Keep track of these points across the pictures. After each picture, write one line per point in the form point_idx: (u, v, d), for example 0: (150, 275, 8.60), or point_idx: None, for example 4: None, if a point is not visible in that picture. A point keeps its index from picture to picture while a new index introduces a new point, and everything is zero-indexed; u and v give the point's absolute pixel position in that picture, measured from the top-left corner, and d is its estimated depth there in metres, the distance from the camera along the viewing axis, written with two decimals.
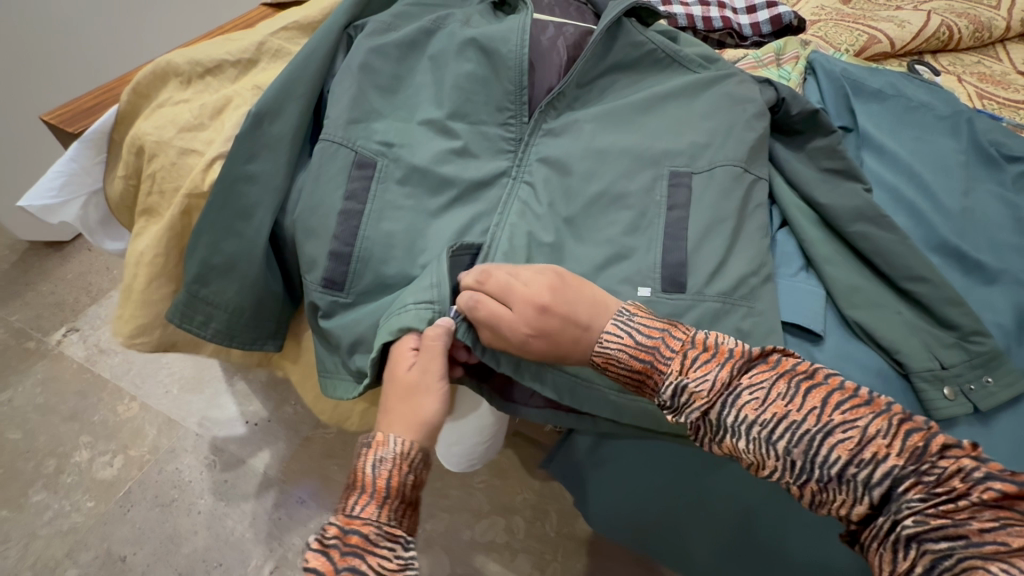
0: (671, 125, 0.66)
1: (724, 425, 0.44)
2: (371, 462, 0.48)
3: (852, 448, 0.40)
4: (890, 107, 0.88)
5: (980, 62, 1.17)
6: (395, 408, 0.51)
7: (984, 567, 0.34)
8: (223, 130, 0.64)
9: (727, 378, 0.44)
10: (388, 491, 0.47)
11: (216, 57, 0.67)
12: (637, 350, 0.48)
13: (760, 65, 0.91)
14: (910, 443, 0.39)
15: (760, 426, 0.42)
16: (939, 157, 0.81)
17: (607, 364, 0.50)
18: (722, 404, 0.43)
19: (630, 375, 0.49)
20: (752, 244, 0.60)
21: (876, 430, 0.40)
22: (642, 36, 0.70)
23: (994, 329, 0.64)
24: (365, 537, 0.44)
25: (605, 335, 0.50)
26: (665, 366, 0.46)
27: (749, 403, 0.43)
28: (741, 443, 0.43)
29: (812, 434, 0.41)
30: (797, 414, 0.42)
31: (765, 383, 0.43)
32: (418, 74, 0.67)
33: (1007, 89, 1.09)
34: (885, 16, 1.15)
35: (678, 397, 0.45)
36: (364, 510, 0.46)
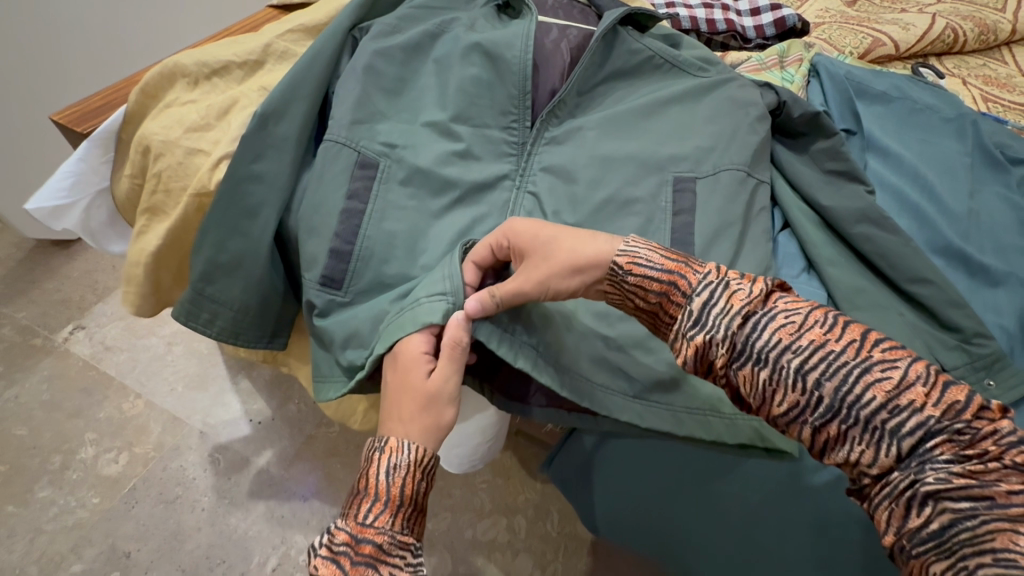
0: (675, 129, 0.66)
1: (752, 347, 0.41)
2: (382, 469, 0.47)
3: (889, 389, 0.37)
4: (894, 110, 0.88)
5: (986, 65, 1.16)
6: (409, 412, 0.50)
7: (1010, 530, 0.33)
8: (229, 131, 0.65)
9: (761, 301, 0.42)
10: (400, 501, 0.46)
11: (223, 58, 0.68)
12: (667, 255, 0.47)
13: (763, 67, 0.91)
14: (948, 393, 0.37)
15: (793, 351, 0.40)
16: (943, 159, 0.81)
17: (631, 271, 0.47)
18: (756, 322, 0.41)
19: (656, 285, 0.46)
20: (756, 248, 0.60)
21: (917, 374, 0.38)
22: (639, 44, 0.71)
23: (997, 331, 0.64)
24: (378, 547, 0.44)
25: (631, 239, 0.49)
26: (695, 283, 0.44)
27: (782, 327, 0.41)
28: (766, 368, 0.40)
29: (848, 368, 0.38)
30: (836, 345, 0.39)
31: (802, 311, 0.41)
32: (422, 77, 0.68)
33: (1012, 92, 1.08)
34: (890, 19, 1.15)
35: (709, 307, 0.43)
36: (375, 519, 0.45)
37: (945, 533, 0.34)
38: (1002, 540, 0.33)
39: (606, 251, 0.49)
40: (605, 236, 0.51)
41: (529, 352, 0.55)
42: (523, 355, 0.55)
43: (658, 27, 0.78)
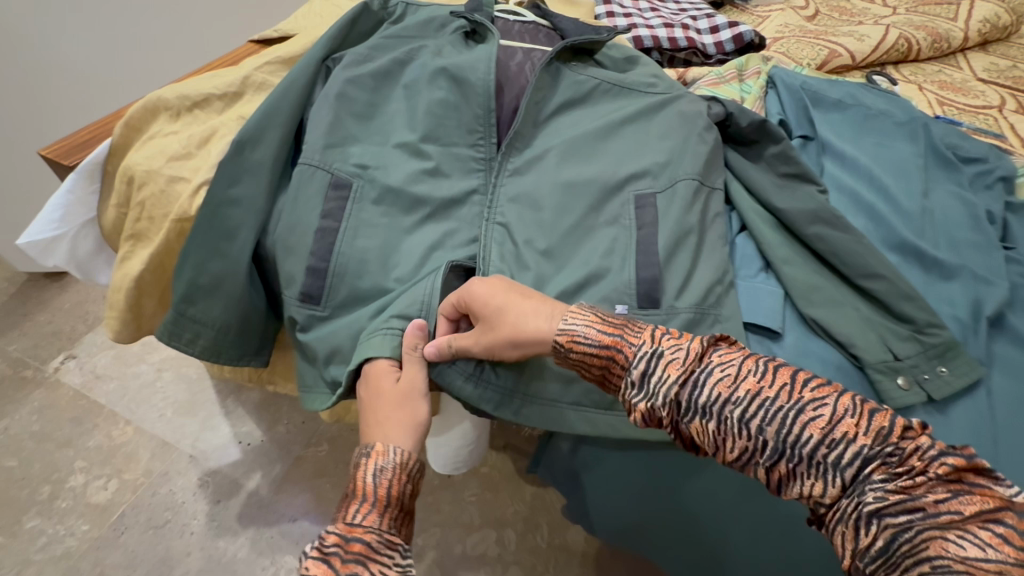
0: (632, 146, 0.70)
1: (695, 406, 0.44)
2: (371, 471, 0.49)
3: (822, 426, 0.40)
4: (850, 116, 0.93)
5: (941, 72, 1.22)
6: (385, 419, 0.54)
7: (942, 537, 0.35)
8: (209, 159, 0.68)
9: (697, 358, 0.45)
10: (388, 501, 0.48)
11: (204, 91, 0.72)
12: (605, 326, 0.49)
13: (722, 80, 0.95)
14: (874, 421, 0.40)
15: (733, 404, 0.42)
16: (896, 160, 0.85)
17: (570, 347, 0.50)
18: (694, 382, 0.44)
19: (598, 355, 0.49)
20: (716, 254, 0.63)
21: (842, 407, 0.41)
22: (584, 75, 0.76)
23: (952, 322, 0.65)
24: (374, 541, 0.45)
25: (570, 313, 0.51)
26: (635, 347, 0.47)
27: (721, 381, 0.44)
28: (711, 422, 0.43)
29: (783, 412, 0.41)
30: (768, 392, 0.42)
31: (735, 362, 0.44)
32: (392, 102, 0.72)
33: (966, 96, 1.13)
34: (846, 31, 1.20)
35: (648, 371, 0.46)
36: (370, 516, 0.47)
37: (890, 549, 0.36)
38: (936, 548, 0.34)
39: (548, 329, 0.52)
40: (550, 312, 0.53)
41: (499, 388, 0.59)
42: (493, 393, 0.59)
43: (615, 47, 0.83)
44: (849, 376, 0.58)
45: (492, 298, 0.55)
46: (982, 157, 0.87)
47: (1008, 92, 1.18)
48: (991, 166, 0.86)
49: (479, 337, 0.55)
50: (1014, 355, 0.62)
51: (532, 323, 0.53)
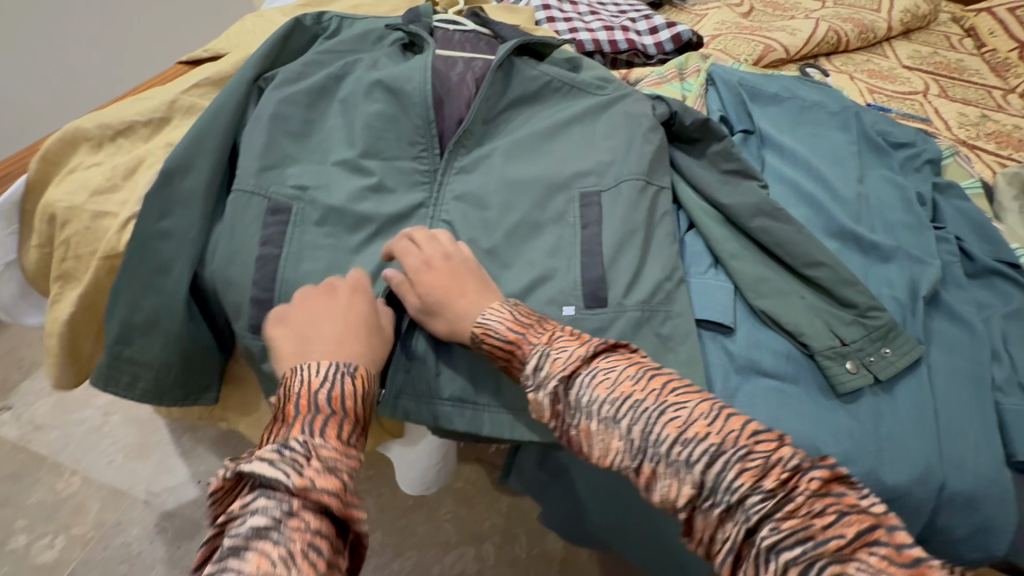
0: (578, 146, 0.70)
1: (579, 405, 0.47)
2: (348, 390, 0.48)
3: (678, 424, 0.43)
4: (786, 108, 0.96)
5: (869, 61, 1.28)
6: (325, 345, 0.52)
7: (840, 569, 0.34)
8: (137, 190, 0.64)
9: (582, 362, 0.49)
10: (324, 415, 0.45)
11: (127, 119, 0.68)
12: (514, 323, 0.53)
13: (664, 80, 0.96)
14: (737, 429, 0.42)
15: (609, 403, 0.46)
16: (830, 150, 0.89)
17: (483, 339, 0.54)
18: (579, 384, 0.48)
19: (503, 348, 0.53)
20: (663, 248, 0.62)
21: (706, 410, 0.44)
22: (535, 70, 0.75)
23: (891, 303, 0.67)
24: (353, 464, 0.44)
25: (490, 309, 0.55)
26: (528, 349, 0.51)
27: (602, 383, 0.47)
28: (589, 420, 0.47)
29: (650, 412, 0.44)
30: (638, 393, 0.45)
31: (617, 367, 0.48)
32: (329, 119, 0.69)
33: (893, 83, 1.19)
34: (779, 26, 1.25)
35: (540, 372, 0.50)
36: (347, 436, 0.45)
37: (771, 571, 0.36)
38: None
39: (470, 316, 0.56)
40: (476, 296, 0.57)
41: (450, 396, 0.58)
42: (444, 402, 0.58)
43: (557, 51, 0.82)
44: (799, 363, 0.60)
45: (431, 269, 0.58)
46: (909, 142, 0.91)
47: (931, 79, 1.25)
48: (918, 150, 0.90)
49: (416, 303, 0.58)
50: (949, 331, 0.65)
51: (462, 294, 0.57)
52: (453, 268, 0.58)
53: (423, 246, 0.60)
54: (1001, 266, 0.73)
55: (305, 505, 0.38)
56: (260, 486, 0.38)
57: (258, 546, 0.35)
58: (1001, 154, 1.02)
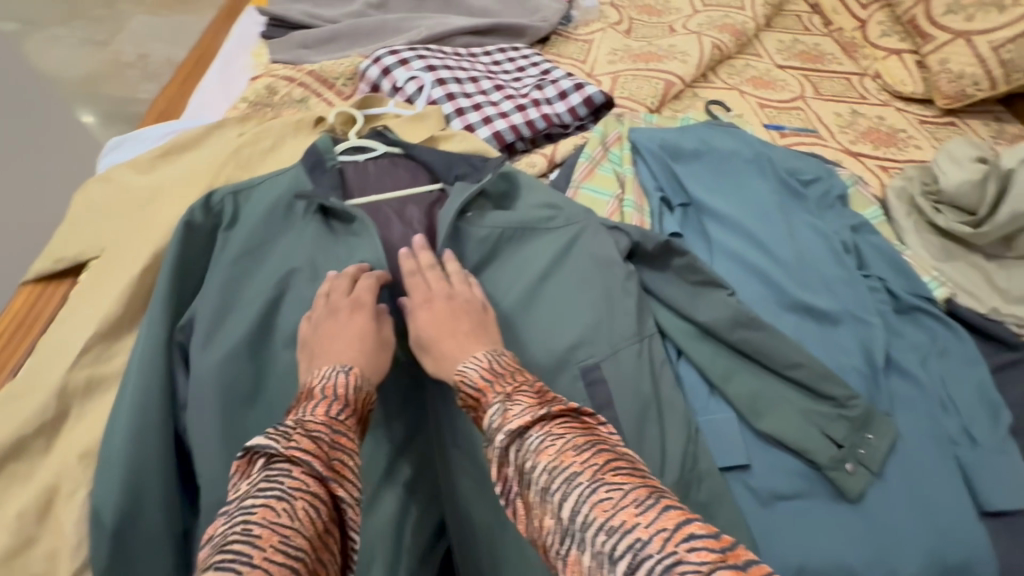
0: (557, 308, 0.66)
1: (524, 473, 0.44)
2: (346, 382, 0.50)
3: (608, 509, 0.39)
4: (708, 162, 0.98)
5: (749, 65, 1.35)
6: (340, 334, 0.56)
7: None
8: (68, 534, 0.51)
9: (534, 424, 0.46)
10: (341, 400, 0.49)
11: (9, 437, 0.52)
12: (486, 376, 0.53)
13: (594, 164, 0.92)
14: (673, 534, 0.36)
15: (547, 476, 0.43)
16: (759, 204, 0.93)
17: (460, 386, 0.53)
18: (526, 450, 0.45)
19: (474, 396, 0.52)
20: (674, 410, 0.63)
21: (643, 495, 0.40)
22: (484, 229, 0.71)
23: (854, 374, 0.75)
24: (348, 443, 0.46)
25: (468, 358, 0.55)
26: (491, 400, 0.50)
27: (545, 450, 0.44)
28: (530, 488, 0.44)
29: (584, 490, 0.41)
30: (575, 466, 0.42)
31: (568, 434, 0.45)
32: (280, 358, 0.59)
33: (775, 90, 1.27)
34: (667, 49, 1.26)
35: (498, 429, 0.48)
36: (343, 418, 0.47)
37: None
38: None
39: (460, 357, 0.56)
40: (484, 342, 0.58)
41: None
42: None
43: (491, 169, 0.78)
44: (808, 476, 0.66)
45: (436, 307, 0.60)
46: (817, 176, 0.99)
47: (803, 76, 1.35)
48: (827, 185, 0.98)
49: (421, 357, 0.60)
50: (905, 391, 0.74)
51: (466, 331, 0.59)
52: (455, 308, 0.61)
53: (431, 281, 0.64)
54: (921, 303, 0.83)
55: (301, 466, 0.40)
56: (263, 459, 0.41)
57: (261, 499, 0.38)
58: (880, 155, 1.14)
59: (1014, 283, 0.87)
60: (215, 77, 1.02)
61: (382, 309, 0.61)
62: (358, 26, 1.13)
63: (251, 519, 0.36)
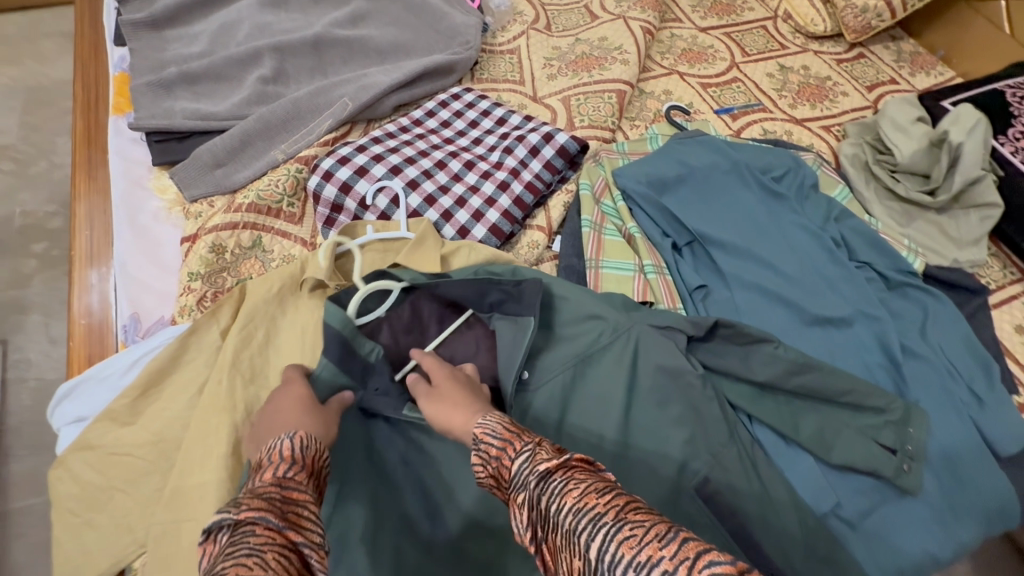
0: (650, 433, 0.69)
1: (547, 516, 0.43)
2: (296, 443, 0.50)
3: (634, 546, 0.38)
4: (692, 184, 0.98)
5: (674, 36, 1.31)
6: (287, 414, 0.58)
7: None
8: None
9: (558, 467, 0.46)
10: (297, 458, 0.50)
11: None
12: (506, 431, 0.52)
13: (598, 230, 0.90)
14: (695, 563, 0.36)
15: (571, 516, 0.42)
16: (751, 218, 0.96)
17: (481, 440, 0.52)
18: (548, 495, 0.44)
19: (494, 454, 0.51)
20: (776, 487, 0.69)
21: (660, 527, 0.39)
22: (544, 381, 0.71)
23: (879, 370, 0.85)
24: (301, 496, 0.46)
25: (487, 415, 0.55)
26: (517, 448, 0.49)
27: (567, 493, 0.43)
28: (556, 533, 0.43)
29: (609, 531, 0.40)
30: (600, 506, 0.41)
31: (584, 478, 0.44)
32: None
33: (709, 64, 1.27)
34: (600, 47, 1.19)
35: (523, 475, 0.47)
36: (296, 476, 0.48)
37: None
38: None
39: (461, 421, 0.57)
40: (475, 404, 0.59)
41: None
42: None
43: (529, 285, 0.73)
44: (882, 488, 0.76)
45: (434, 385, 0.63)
46: (788, 169, 1.03)
47: (726, 36, 1.34)
48: (800, 177, 1.02)
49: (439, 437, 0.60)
50: (919, 370, 0.85)
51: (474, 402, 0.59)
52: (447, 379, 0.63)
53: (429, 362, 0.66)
54: (905, 277, 0.94)
55: (261, 523, 0.40)
56: (217, 529, 0.41)
57: (228, 564, 0.37)
58: (820, 115, 1.20)
59: (962, 231, 1.00)
60: (128, 241, 0.83)
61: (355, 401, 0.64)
62: (269, 118, 0.94)
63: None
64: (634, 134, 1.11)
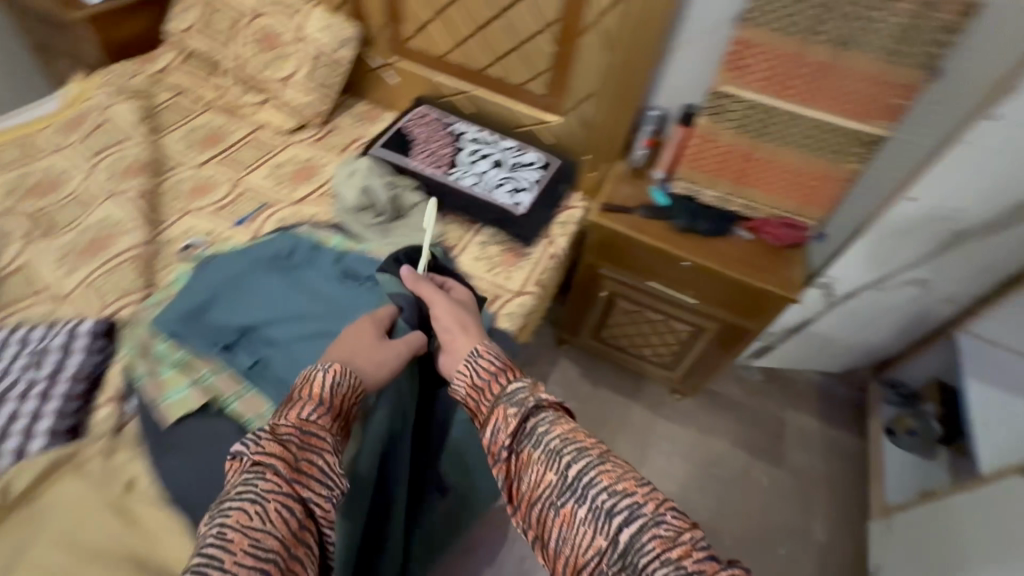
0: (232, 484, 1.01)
1: (540, 440, 0.83)
2: (325, 387, 0.84)
3: (613, 478, 0.77)
4: (224, 297, 1.27)
5: (176, 184, 1.58)
6: (352, 347, 0.99)
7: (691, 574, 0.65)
8: None
9: (546, 406, 0.89)
10: (325, 400, 0.83)
11: None
12: (491, 374, 0.94)
13: (154, 376, 1.13)
14: (660, 506, 0.74)
15: (561, 444, 0.81)
16: (277, 294, 1.30)
17: (482, 357, 0.97)
18: (540, 424, 0.85)
19: (483, 383, 0.95)
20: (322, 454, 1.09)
21: (630, 475, 0.78)
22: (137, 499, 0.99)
23: None
24: (313, 441, 0.77)
25: (481, 352, 0.99)
26: (509, 380, 0.92)
27: (560, 430, 0.84)
28: (537, 450, 0.83)
29: (596, 463, 0.79)
30: (579, 440, 0.83)
31: (578, 433, 0.85)
32: None
33: (212, 192, 1.57)
34: (104, 228, 1.38)
35: (518, 395, 0.88)
36: (316, 418, 0.79)
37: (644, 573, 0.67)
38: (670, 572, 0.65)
39: (463, 351, 1.03)
40: (465, 343, 1.05)
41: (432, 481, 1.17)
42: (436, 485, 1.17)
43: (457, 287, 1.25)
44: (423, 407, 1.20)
45: (444, 317, 1.08)
46: (291, 246, 1.40)
47: (220, 163, 1.66)
48: (301, 247, 1.40)
49: (462, 339, 1.05)
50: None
51: (468, 323, 1.11)
52: (456, 316, 1.11)
53: (438, 307, 1.12)
54: None
55: (269, 470, 0.70)
56: (254, 460, 0.72)
57: (243, 499, 0.67)
58: (312, 189, 1.62)
59: (418, 221, 1.52)
60: None
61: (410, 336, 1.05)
62: None
63: (228, 519, 0.65)
64: (162, 283, 1.33)
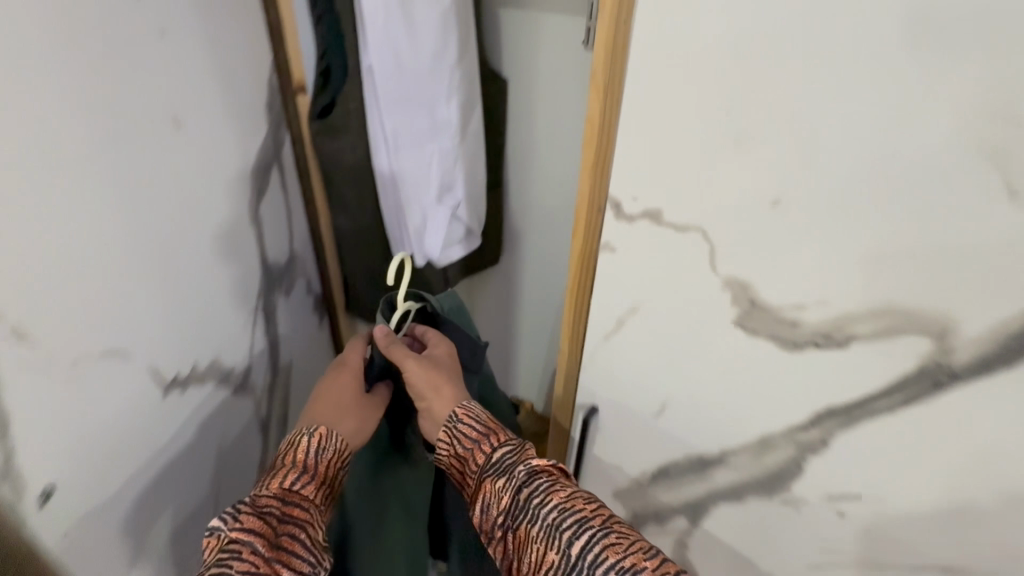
0: None
1: (533, 512, 0.56)
2: (314, 446, 0.61)
3: (618, 551, 0.52)
4: None
5: None
6: (337, 412, 0.67)
7: None
8: None
9: (543, 468, 0.60)
10: (316, 474, 0.60)
11: None
12: (483, 426, 0.64)
13: None
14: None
15: (559, 514, 0.55)
16: None
17: (463, 420, 0.65)
18: (531, 504, 0.57)
19: (468, 448, 0.64)
20: None
21: (636, 544, 0.54)
22: None
23: None
24: (297, 513, 0.56)
25: (466, 404, 0.66)
26: (499, 439, 0.63)
27: (561, 498, 0.56)
28: (529, 528, 0.56)
29: (598, 536, 0.53)
30: (581, 507, 0.56)
31: (582, 493, 0.58)
32: None
33: None
34: None
35: (507, 464, 0.60)
36: (302, 488, 0.58)
37: None
38: None
39: (440, 407, 0.67)
40: (451, 393, 0.68)
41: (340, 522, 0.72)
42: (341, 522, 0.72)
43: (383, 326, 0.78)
44: None
45: (417, 374, 0.68)
46: None
47: None
48: None
49: (427, 404, 0.68)
50: None
51: (431, 376, 0.68)
52: (436, 376, 0.68)
53: (405, 358, 0.69)
54: None
55: (244, 549, 0.51)
56: (223, 540, 0.52)
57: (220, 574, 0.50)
58: None
59: None
60: None
61: (380, 391, 0.73)
62: None
63: None
64: None
